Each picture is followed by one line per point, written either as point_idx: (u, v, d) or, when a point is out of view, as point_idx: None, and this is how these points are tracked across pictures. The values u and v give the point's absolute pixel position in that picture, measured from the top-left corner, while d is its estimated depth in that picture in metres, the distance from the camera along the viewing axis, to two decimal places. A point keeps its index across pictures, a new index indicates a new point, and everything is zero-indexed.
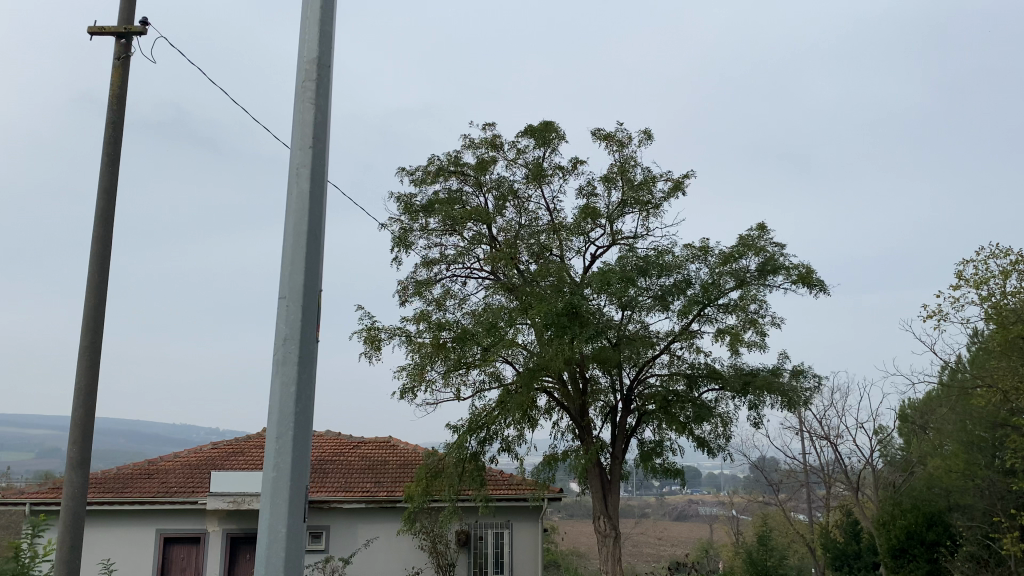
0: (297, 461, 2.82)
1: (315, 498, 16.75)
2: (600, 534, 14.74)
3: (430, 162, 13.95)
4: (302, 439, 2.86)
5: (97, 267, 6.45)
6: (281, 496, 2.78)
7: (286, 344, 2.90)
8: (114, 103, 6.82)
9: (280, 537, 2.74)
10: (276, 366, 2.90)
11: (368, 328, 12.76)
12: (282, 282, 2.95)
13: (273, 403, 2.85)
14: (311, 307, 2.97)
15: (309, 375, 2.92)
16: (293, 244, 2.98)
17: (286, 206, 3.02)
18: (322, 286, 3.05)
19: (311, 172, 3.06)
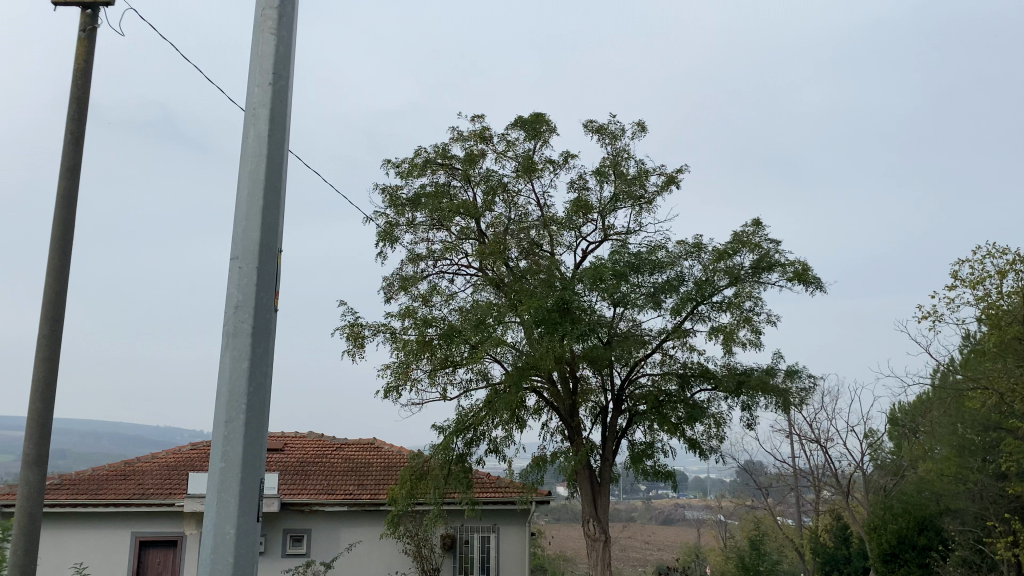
0: (250, 450, 2.43)
1: (296, 501, 16.31)
2: (589, 537, 14.32)
3: (417, 154, 13.53)
4: (255, 424, 2.48)
5: (58, 252, 6.01)
6: (231, 491, 2.38)
7: (239, 311, 2.52)
8: (78, 78, 6.37)
9: (228, 540, 2.34)
10: (226, 338, 2.53)
11: (351, 324, 12.35)
12: (234, 240, 2.59)
13: (221, 381, 2.48)
14: (268, 268, 2.61)
15: (265, 349, 2.54)
16: (248, 195, 2.63)
17: (241, 153, 2.66)
18: (282, 247, 2.68)
19: (269, 116, 2.71)
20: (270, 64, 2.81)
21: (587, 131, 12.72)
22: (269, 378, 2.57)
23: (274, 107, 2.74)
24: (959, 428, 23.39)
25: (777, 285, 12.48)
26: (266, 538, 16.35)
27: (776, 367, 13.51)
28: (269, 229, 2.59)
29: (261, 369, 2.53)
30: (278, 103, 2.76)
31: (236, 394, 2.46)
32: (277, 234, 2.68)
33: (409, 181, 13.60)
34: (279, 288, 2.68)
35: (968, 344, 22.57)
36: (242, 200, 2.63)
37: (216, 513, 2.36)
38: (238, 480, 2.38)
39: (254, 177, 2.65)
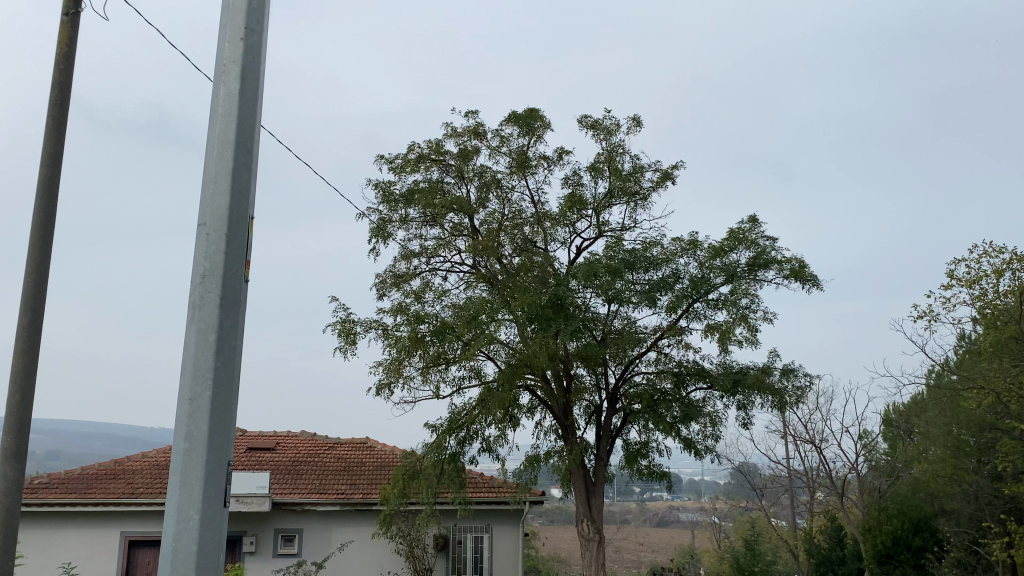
0: (216, 427, 2.48)
1: (287, 500, 16.15)
2: (583, 538, 14.16)
3: (410, 149, 13.38)
4: (222, 399, 2.52)
5: (39, 241, 5.84)
6: (194, 473, 2.40)
7: (206, 280, 2.60)
8: (60, 62, 6.20)
9: (191, 524, 2.37)
10: (193, 310, 2.60)
11: (343, 320, 12.19)
12: (202, 207, 2.67)
13: (187, 355, 2.54)
14: (238, 236, 2.68)
15: (232, 319, 2.60)
16: (217, 161, 2.71)
17: (210, 119, 2.75)
18: (252, 213, 2.75)
19: (239, 82, 2.79)
20: (242, 20, 2.89)
21: (581, 125, 12.61)
22: (238, 350, 2.63)
23: (245, 69, 2.83)
24: (954, 428, 23.30)
25: (773, 282, 12.38)
26: (256, 538, 16.18)
27: (772, 366, 13.39)
28: (237, 197, 2.68)
29: (229, 342, 2.59)
30: (249, 68, 2.84)
31: (202, 368, 2.51)
32: (248, 201, 2.75)
33: (403, 177, 13.46)
34: (250, 258, 2.76)
35: (964, 344, 22.51)
36: (211, 168, 2.72)
37: (180, 493, 2.40)
38: (203, 461, 2.43)
39: (224, 141, 2.73)
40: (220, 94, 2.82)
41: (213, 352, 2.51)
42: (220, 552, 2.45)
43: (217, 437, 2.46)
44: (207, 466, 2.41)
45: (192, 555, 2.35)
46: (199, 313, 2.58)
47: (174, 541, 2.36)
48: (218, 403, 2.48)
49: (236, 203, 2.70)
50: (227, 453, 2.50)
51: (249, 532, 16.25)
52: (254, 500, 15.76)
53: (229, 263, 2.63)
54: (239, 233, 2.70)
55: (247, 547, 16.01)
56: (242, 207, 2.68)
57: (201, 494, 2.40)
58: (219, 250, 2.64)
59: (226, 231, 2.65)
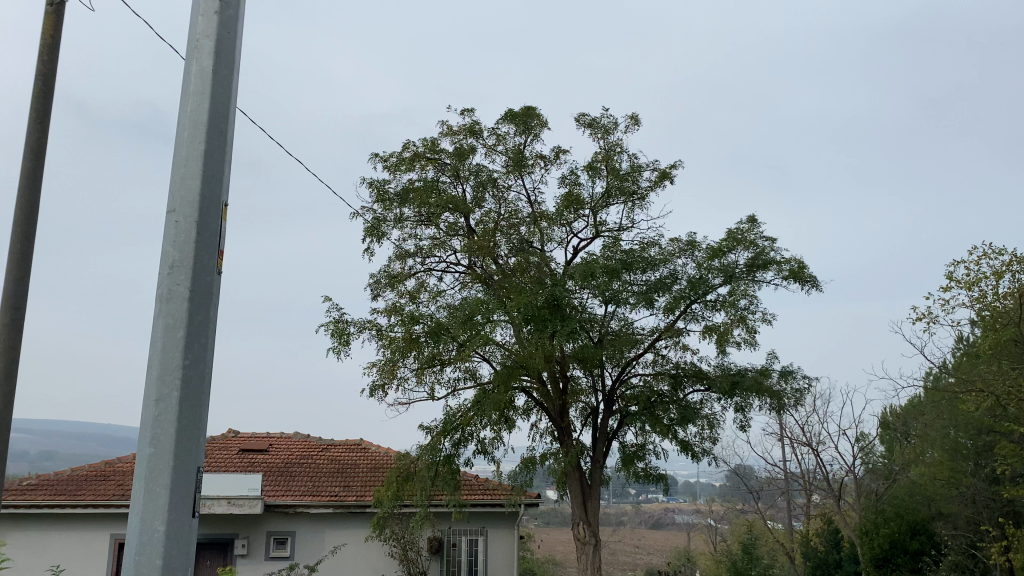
0: (184, 430, 2.34)
1: (280, 503, 15.98)
2: (579, 541, 13.99)
3: (405, 148, 13.22)
4: (191, 400, 2.38)
5: (21, 236, 5.66)
6: (159, 480, 2.27)
7: (174, 271, 2.46)
8: (43, 54, 6.02)
9: (155, 539, 2.23)
10: (160, 304, 2.46)
11: (336, 320, 12.03)
12: (171, 192, 2.54)
13: (153, 353, 2.40)
14: (210, 224, 2.54)
15: (202, 313, 2.46)
16: (187, 144, 2.59)
17: (182, 98, 2.63)
18: (226, 198, 2.62)
19: (212, 61, 2.68)
20: None
21: (579, 124, 12.45)
22: (209, 347, 2.49)
23: (220, 45, 2.71)
24: (952, 431, 23.17)
25: (772, 283, 12.24)
26: (249, 540, 16.00)
27: (770, 368, 13.24)
28: (209, 180, 2.54)
29: (199, 338, 2.45)
30: (223, 46, 2.73)
31: (169, 367, 2.37)
32: (220, 186, 2.62)
33: (398, 175, 13.29)
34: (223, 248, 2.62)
35: (962, 347, 22.41)
36: (181, 150, 2.59)
37: (144, 502, 2.26)
38: (170, 468, 2.29)
39: (196, 120, 2.61)
40: (193, 69, 2.70)
41: (182, 349, 2.37)
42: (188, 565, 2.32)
43: (185, 440, 2.33)
44: (174, 472, 2.28)
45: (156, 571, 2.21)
46: (165, 306, 2.44)
47: (138, 553, 2.23)
48: (187, 402, 2.36)
49: (207, 189, 2.57)
50: (196, 458, 2.36)
51: (241, 535, 16.08)
52: (247, 502, 15.59)
53: (199, 252, 2.50)
54: (212, 221, 2.57)
55: (239, 549, 15.84)
56: (214, 192, 2.56)
57: (167, 504, 2.26)
58: (189, 238, 2.50)
59: (197, 218, 2.52)
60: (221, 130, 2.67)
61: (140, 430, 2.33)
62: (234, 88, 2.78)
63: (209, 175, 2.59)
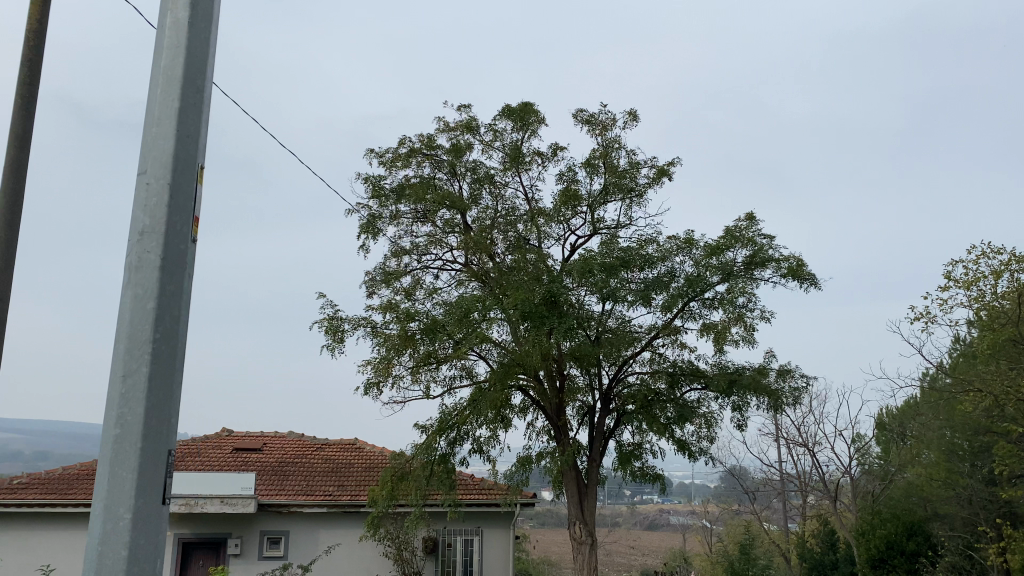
0: (153, 409, 2.26)
1: (274, 502, 15.85)
2: (575, 540, 13.87)
3: (400, 144, 13.09)
4: (162, 374, 2.31)
5: (5, 226, 5.52)
6: (125, 463, 2.20)
7: (143, 236, 2.38)
8: (29, 40, 5.89)
9: (122, 528, 2.15)
10: (130, 272, 2.38)
11: (330, 318, 11.90)
12: (143, 151, 2.46)
13: (120, 326, 2.32)
14: (184, 186, 2.47)
15: (172, 281, 2.38)
16: (159, 100, 2.51)
17: (155, 53, 2.56)
18: (202, 159, 2.55)
19: (188, 17, 2.62)
20: None
21: (576, 120, 12.35)
22: (182, 321, 2.41)
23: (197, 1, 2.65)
24: (948, 433, 23.10)
25: (770, 281, 12.15)
26: (242, 539, 15.88)
27: (768, 367, 13.13)
28: (185, 136, 2.47)
29: (171, 309, 2.37)
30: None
31: (137, 339, 2.29)
32: (197, 146, 2.55)
33: (393, 172, 13.17)
34: (198, 213, 2.54)
35: (959, 347, 22.37)
36: (152, 107, 2.51)
37: (108, 488, 2.18)
38: (136, 450, 2.21)
39: (170, 73, 2.54)
40: (167, 25, 2.64)
41: (151, 321, 2.29)
42: (158, 557, 2.23)
43: (154, 420, 2.25)
44: (141, 455, 2.21)
45: (121, 563, 2.13)
46: (135, 276, 2.36)
47: (102, 542, 2.15)
48: (156, 380, 2.27)
49: (182, 149, 2.50)
50: (167, 440, 2.30)
51: (234, 534, 15.96)
52: (240, 501, 15.46)
53: (172, 215, 2.42)
54: (186, 183, 2.50)
55: (232, 549, 15.70)
56: (188, 151, 2.48)
57: (133, 489, 2.19)
58: (160, 203, 2.42)
59: (169, 178, 2.45)
60: (198, 88, 2.60)
61: (105, 410, 2.25)
62: (211, 47, 2.70)
63: (183, 136, 2.51)
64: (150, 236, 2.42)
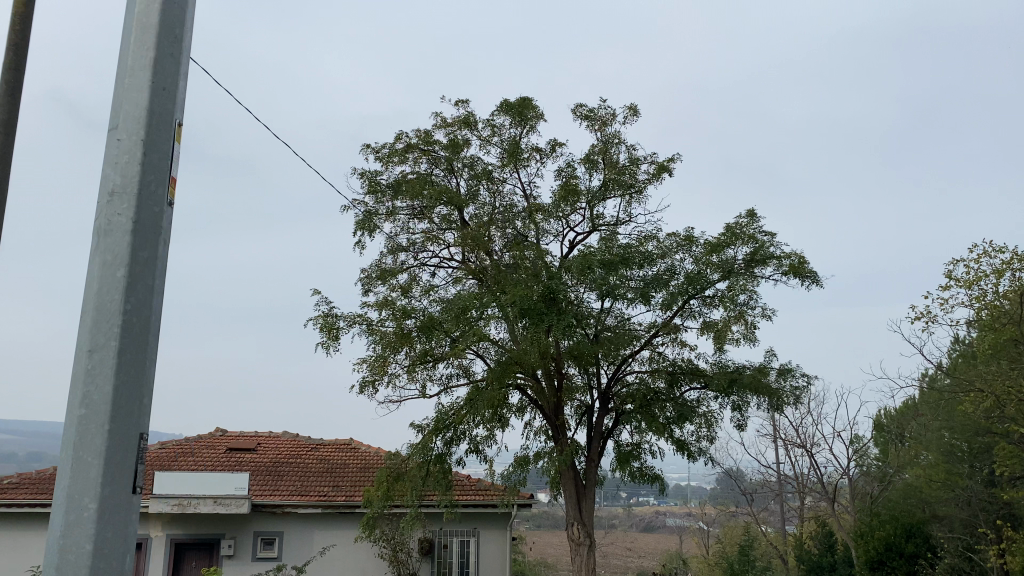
0: (123, 383, 2.20)
1: (268, 502, 15.65)
2: (573, 541, 13.68)
3: (396, 139, 12.92)
4: (133, 346, 2.25)
5: None
6: (91, 443, 2.13)
7: (115, 198, 2.34)
8: (15, 23, 5.72)
9: (86, 514, 2.08)
10: (98, 237, 2.33)
11: (325, 315, 11.72)
12: (115, 110, 2.41)
13: (88, 296, 2.27)
14: (159, 146, 2.42)
15: (144, 246, 2.33)
16: (133, 60, 2.47)
17: (130, 14, 2.52)
18: (178, 118, 2.50)
19: None
20: None
21: (575, 115, 12.19)
22: (155, 292, 2.36)
23: None
24: (947, 434, 22.98)
25: (771, 279, 12.00)
26: (235, 540, 15.68)
27: (768, 366, 12.97)
28: (159, 94, 2.42)
29: (143, 280, 2.31)
30: None
31: (106, 310, 2.24)
32: (173, 106, 2.50)
33: (390, 167, 13.00)
34: (174, 177, 2.49)
35: (958, 348, 22.25)
36: (126, 68, 2.47)
37: (71, 476, 2.10)
38: (102, 430, 2.15)
39: (145, 29, 2.50)
40: None
41: (121, 291, 2.23)
42: (126, 550, 2.16)
43: (122, 400, 2.19)
44: (107, 439, 2.14)
45: (85, 556, 2.06)
46: (104, 240, 2.31)
47: (64, 533, 2.08)
48: (125, 356, 2.21)
49: (157, 104, 2.45)
50: (138, 419, 2.23)
51: (228, 535, 15.77)
52: (234, 501, 15.30)
53: (144, 177, 2.37)
54: (163, 139, 2.45)
55: (225, 550, 15.50)
56: (163, 109, 2.44)
57: (100, 473, 2.12)
58: (133, 162, 2.37)
59: (143, 137, 2.40)
60: (175, 39, 2.57)
61: (71, 388, 2.19)
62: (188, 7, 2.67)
63: (158, 90, 2.47)
64: (122, 199, 2.36)
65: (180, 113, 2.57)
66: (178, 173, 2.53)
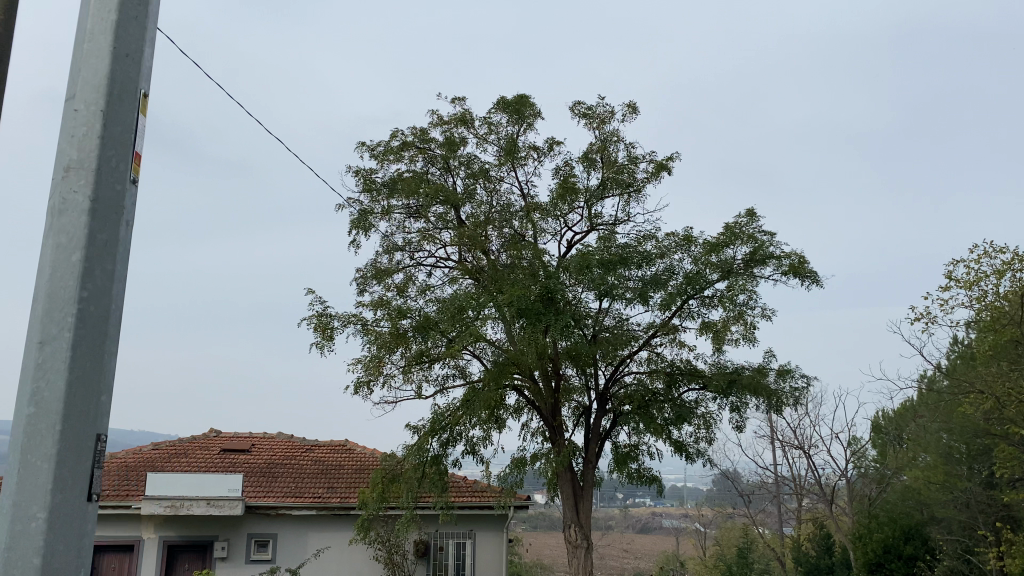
0: (77, 374, 2.12)
1: (261, 504, 15.49)
2: (570, 544, 13.53)
3: (392, 136, 12.77)
4: (89, 335, 2.16)
5: None
6: (41, 444, 2.05)
7: (72, 174, 2.25)
8: None
9: (35, 524, 1.99)
10: (53, 217, 2.25)
11: (320, 315, 11.57)
12: (72, 81, 2.33)
13: (42, 281, 2.18)
14: (122, 118, 2.34)
15: (103, 223, 2.24)
16: (91, 29, 2.38)
17: None
18: (142, 87, 2.42)
19: None
20: None
21: (574, 113, 12.05)
22: (116, 277, 2.27)
23: None
24: (946, 435, 22.88)
25: (771, 278, 11.87)
26: (228, 542, 15.54)
27: (767, 366, 12.83)
28: (119, 64, 2.34)
29: (101, 264, 2.23)
30: None
31: (60, 298, 2.15)
32: (136, 75, 2.42)
33: (385, 165, 12.85)
34: (138, 152, 2.40)
35: (957, 349, 22.15)
36: (84, 37, 2.38)
37: (18, 482, 2.02)
38: (54, 429, 2.06)
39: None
40: None
41: (76, 278, 2.15)
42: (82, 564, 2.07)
43: (76, 397, 2.10)
44: (58, 441, 2.05)
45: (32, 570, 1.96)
46: (59, 222, 2.23)
47: (10, 545, 1.99)
48: (79, 346, 2.12)
49: (120, 72, 2.37)
50: (94, 416, 2.14)
51: (221, 537, 15.62)
52: (227, 503, 15.16)
53: (103, 151, 2.28)
54: (126, 110, 2.38)
55: (218, 552, 15.34)
56: (124, 79, 2.35)
57: (50, 477, 2.03)
58: (91, 134, 2.29)
59: (102, 109, 2.32)
60: (138, 5, 2.49)
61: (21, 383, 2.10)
62: None
63: (120, 57, 2.38)
64: (79, 174, 2.28)
65: (146, 83, 2.50)
66: (143, 148, 2.45)
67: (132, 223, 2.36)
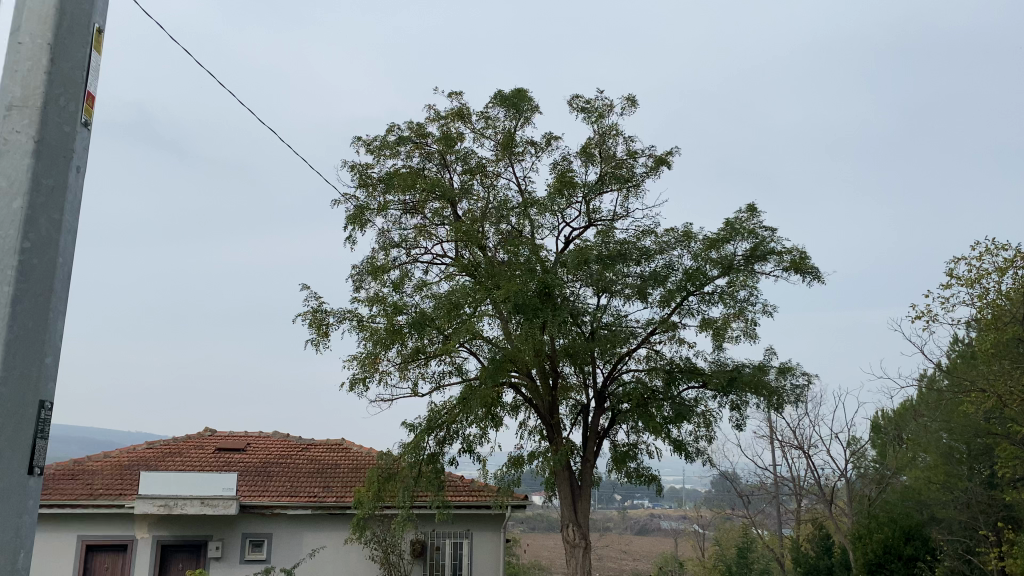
0: (19, 306, 2.28)
1: (256, 503, 15.32)
2: (568, 543, 13.35)
3: (388, 130, 12.61)
4: (33, 268, 2.32)
5: None
6: None
7: (13, 113, 2.40)
8: None
9: None
10: None
11: (315, 310, 11.40)
12: (16, 27, 2.48)
13: None
14: (69, 63, 2.50)
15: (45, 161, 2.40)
16: None
17: None
18: (88, 32, 2.58)
19: None
20: None
21: (573, 107, 11.90)
22: (62, 217, 2.42)
23: None
24: (946, 435, 22.73)
25: (771, 274, 11.73)
26: (223, 542, 15.37)
27: (767, 364, 12.68)
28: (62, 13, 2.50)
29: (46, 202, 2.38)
30: None
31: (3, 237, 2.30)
32: (83, 21, 2.58)
33: (381, 160, 12.69)
34: (87, 94, 2.56)
35: (958, 348, 22.00)
36: None
37: None
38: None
39: None
40: None
41: (20, 219, 2.30)
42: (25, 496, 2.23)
43: (17, 334, 2.25)
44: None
45: None
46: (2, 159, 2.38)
47: None
48: (22, 281, 2.28)
49: (67, 15, 2.54)
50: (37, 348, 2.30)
51: (215, 537, 15.45)
52: (221, 503, 14.98)
53: (47, 93, 2.44)
54: (74, 49, 2.53)
55: (212, 552, 15.18)
56: (68, 27, 2.52)
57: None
58: (37, 74, 2.45)
59: (47, 55, 2.47)
60: None
61: None
62: None
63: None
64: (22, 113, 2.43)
65: (96, 21, 2.66)
66: (94, 88, 2.61)
67: (78, 164, 2.51)
